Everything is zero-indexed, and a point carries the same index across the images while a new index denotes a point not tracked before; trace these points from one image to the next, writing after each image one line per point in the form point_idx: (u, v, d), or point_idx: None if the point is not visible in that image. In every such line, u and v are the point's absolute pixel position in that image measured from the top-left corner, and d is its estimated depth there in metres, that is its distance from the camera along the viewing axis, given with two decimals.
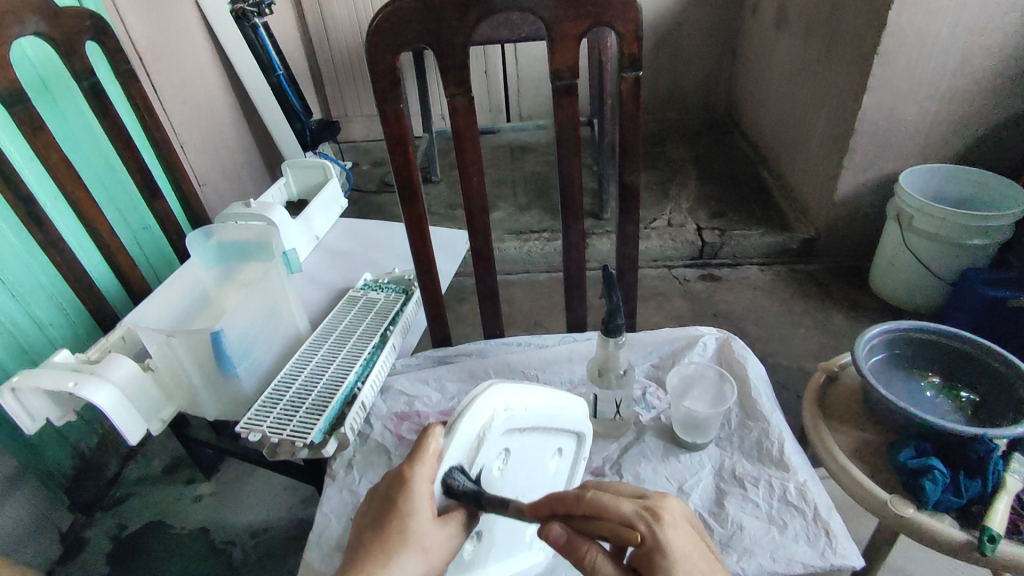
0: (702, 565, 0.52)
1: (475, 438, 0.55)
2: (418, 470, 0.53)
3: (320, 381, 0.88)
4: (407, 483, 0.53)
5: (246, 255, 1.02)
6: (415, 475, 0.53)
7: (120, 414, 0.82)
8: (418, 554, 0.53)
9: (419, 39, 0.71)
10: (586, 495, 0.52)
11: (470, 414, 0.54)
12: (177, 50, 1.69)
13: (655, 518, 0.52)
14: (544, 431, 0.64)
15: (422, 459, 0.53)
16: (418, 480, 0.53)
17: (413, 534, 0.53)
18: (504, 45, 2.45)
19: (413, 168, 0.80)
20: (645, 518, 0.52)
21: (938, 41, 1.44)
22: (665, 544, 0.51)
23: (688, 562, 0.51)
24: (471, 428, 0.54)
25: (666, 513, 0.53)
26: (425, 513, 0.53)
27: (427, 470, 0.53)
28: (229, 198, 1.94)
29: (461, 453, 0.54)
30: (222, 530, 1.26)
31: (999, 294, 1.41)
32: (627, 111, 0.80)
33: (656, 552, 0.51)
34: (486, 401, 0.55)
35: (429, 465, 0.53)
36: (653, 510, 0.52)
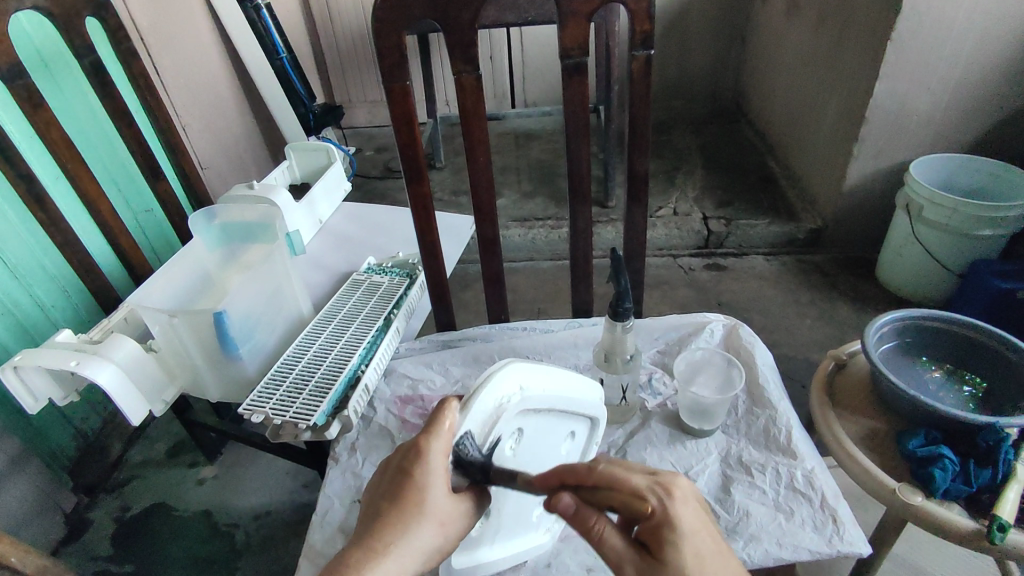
0: (712, 543, 0.50)
1: (490, 415, 0.57)
2: (435, 443, 0.53)
3: (323, 363, 0.88)
4: (423, 456, 0.52)
5: (250, 236, 1.01)
6: (432, 449, 0.53)
7: (122, 393, 0.81)
8: (435, 527, 0.53)
9: (426, 15, 0.69)
10: (598, 466, 0.52)
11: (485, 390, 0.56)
12: (179, 31, 1.67)
13: (667, 494, 0.50)
14: (557, 415, 0.66)
15: (435, 433, 0.53)
16: (433, 454, 0.53)
17: (430, 508, 0.53)
18: (510, 30, 2.42)
19: (418, 148, 0.79)
20: (657, 491, 0.50)
21: (953, 27, 1.41)
22: (675, 520, 0.49)
23: (699, 540, 0.49)
24: (487, 402, 0.57)
25: (677, 488, 0.50)
26: (441, 486, 0.53)
27: (441, 443, 0.53)
28: (232, 182, 1.92)
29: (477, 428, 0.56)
30: (225, 513, 1.26)
31: (1008, 286, 1.40)
32: (638, 91, 0.78)
33: (663, 526, 0.48)
34: (500, 379, 0.58)
35: (445, 439, 0.53)
36: (665, 485, 0.50)
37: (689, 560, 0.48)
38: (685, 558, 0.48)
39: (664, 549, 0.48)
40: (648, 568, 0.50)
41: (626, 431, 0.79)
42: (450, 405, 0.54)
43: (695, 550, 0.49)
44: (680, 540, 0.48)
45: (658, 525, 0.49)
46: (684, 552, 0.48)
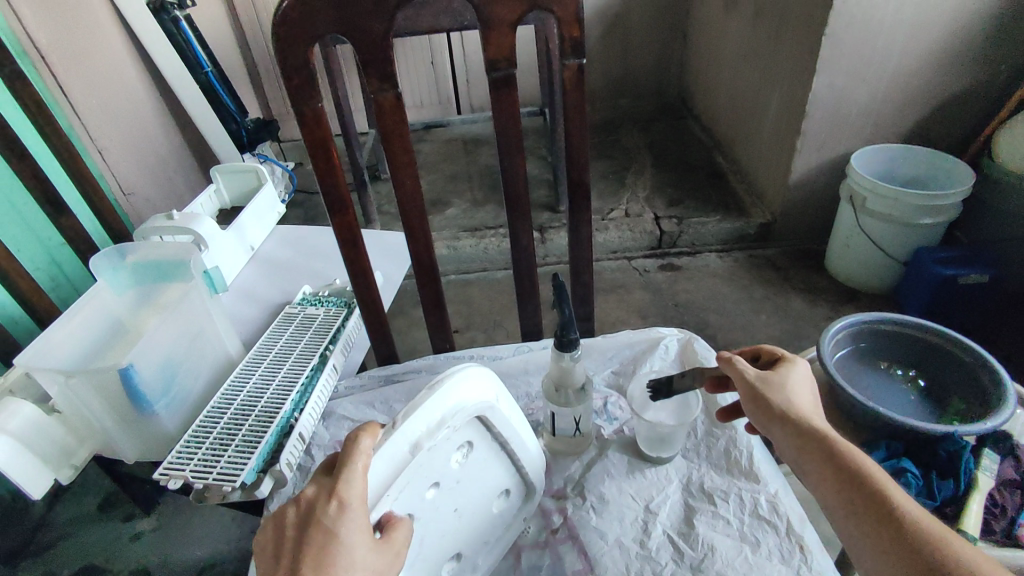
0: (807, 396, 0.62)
1: (450, 407, 0.55)
2: (351, 486, 0.47)
3: (253, 413, 0.79)
4: (343, 506, 0.46)
5: (167, 275, 0.92)
6: (348, 493, 0.47)
7: (14, 467, 0.73)
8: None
9: (333, 29, 0.63)
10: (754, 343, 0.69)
11: (451, 380, 0.56)
12: (89, 47, 1.54)
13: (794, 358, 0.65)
14: (501, 448, 0.63)
15: (357, 475, 0.48)
16: (355, 499, 0.47)
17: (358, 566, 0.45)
18: (450, 35, 2.35)
19: (339, 174, 0.72)
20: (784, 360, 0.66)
21: (884, 20, 1.43)
22: (795, 361, 0.63)
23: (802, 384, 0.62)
24: (449, 395, 0.55)
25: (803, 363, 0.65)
26: (362, 539, 0.46)
27: (359, 487, 0.47)
28: (160, 207, 1.80)
29: (434, 412, 0.54)
30: (164, 569, 1.16)
31: (951, 273, 1.42)
32: (572, 102, 0.74)
33: (783, 359, 0.63)
34: (470, 375, 0.57)
35: (362, 480, 0.48)
36: None
37: (797, 378, 0.61)
38: (794, 376, 0.61)
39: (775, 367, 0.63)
40: (757, 373, 0.61)
41: (583, 463, 0.74)
42: (365, 435, 0.50)
43: (802, 379, 0.61)
44: (792, 366, 0.62)
45: (778, 359, 0.64)
46: (794, 374, 0.61)
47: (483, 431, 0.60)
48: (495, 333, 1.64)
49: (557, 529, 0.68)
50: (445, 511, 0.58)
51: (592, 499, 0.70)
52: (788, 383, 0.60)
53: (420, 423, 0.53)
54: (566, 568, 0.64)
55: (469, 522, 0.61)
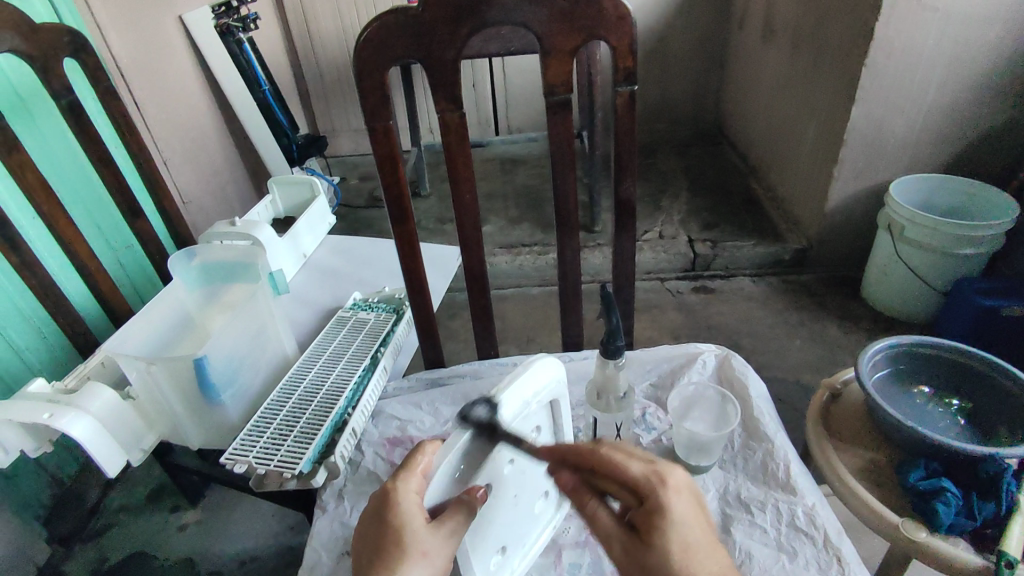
0: (700, 532, 0.50)
1: (545, 384, 0.64)
2: (404, 481, 0.57)
3: (310, 406, 0.84)
4: (394, 497, 0.55)
5: (232, 275, 1.00)
6: (401, 487, 0.56)
7: (98, 445, 0.78)
8: (418, 558, 0.52)
9: (408, 54, 0.69)
10: (601, 448, 0.54)
11: (541, 363, 0.65)
12: (162, 65, 1.66)
13: (660, 482, 0.52)
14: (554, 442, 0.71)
15: (409, 472, 0.57)
16: (405, 492, 0.56)
17: (409, 540, 0.53)
18: (492, 59, 2.45)
19: (403, 186, 0.78)
20: (652, 480, 0.52)
21: (925, 52, 1.45)
22: (667, 507, 0.50)
23: (686, 527, 0.50)
24: (538, 376, 0.64)
25: (672, 479, 0.52)
26: (416, 520, 0.54)
27: (413, 482, 0.57)
28: (216, 215, 1.89)
29: (530, 386, 0.63)
30: (208, 560, 1.17)
31: (993, 304, 1.40)
32: (623, 125, 0.78)
33: (656, 511, 0.50)
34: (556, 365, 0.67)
35: (414, 477, 0.57)
36: (660, 474, 0.52)
37: (679, 546, 0.50)
38: (675, 543, 0.50)
39: (651, 532, 0.50)
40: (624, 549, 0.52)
41: None
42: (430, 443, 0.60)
43: (686, 541, 0.50)
44: (668, 525, 0.50)
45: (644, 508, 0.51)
46: (671, 539, 0.50)
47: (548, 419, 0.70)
48: (530, 348, 1.67)
49: None
50: (508, 495, 0.63)
51: None
52: (672, 562, 0.49)
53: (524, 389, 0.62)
54: (605, 567, 0.67)
55: (520, 508, 0.65)
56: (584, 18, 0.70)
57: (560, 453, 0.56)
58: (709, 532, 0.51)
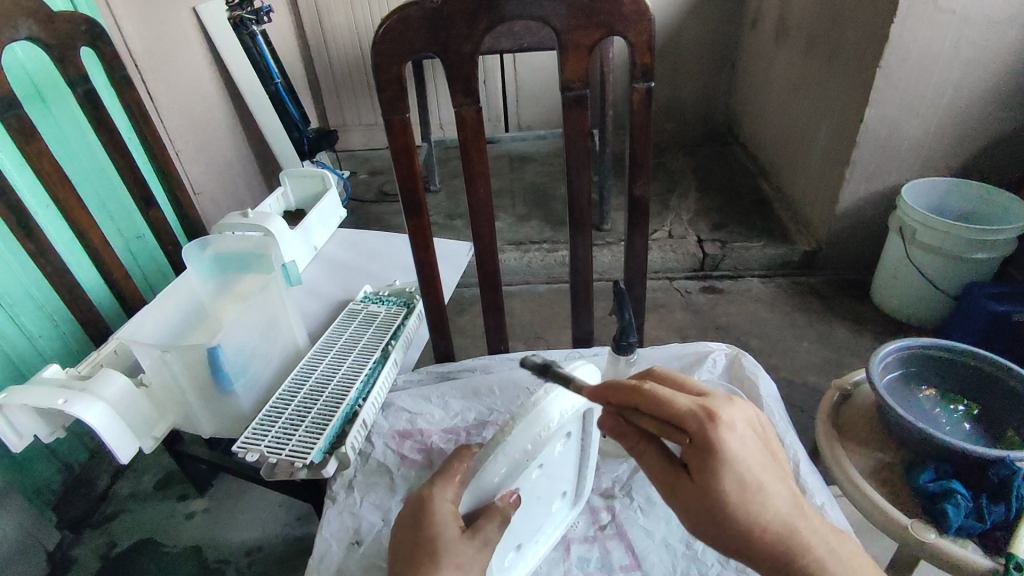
0: (761, 469, 0.47)
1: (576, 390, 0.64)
2: (440, 490, 0.58)
3: (321, 397, 0.85)
4: (430, 506, 0.57)
5: (244, 266, 1.00)
6: (438, 496, 0.57)
7: (112, 432, 0.79)
8: (452, 570, 0.53)
9: (426, 48, 0.69)
10: (643, 387, 0.51)
11: (578, 368, 0.66)
12: (175, 57, 1.67)
13: (711, 418, 0.47)
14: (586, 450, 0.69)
15: (446, 481, 0.59)
16: (440, 502, 0.57)
17: (445, 551, 0.53)
18: (503, 56, 2.45)
19: (417, 179, 0.78)
20: (701, 415, 0.48)
21: (940, 55, 1.44)
22: (723, 446, 0.46)
23: (747, 465, 0.47)
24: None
25: (724, 415, 0.48)
26: (450, 531, 0.55)
27: (449, 491, 0.58)
28: (227, 207, 1.90)
29: (570, 392, 0.63)
30: (215, 548, 1.18)
31: (1003, 308, 1.40)
32: (638, 122, 0.78)
33: (710, 449, 0.46)
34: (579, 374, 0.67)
35: (451, 486, 0.58)
36: (711, 409, 0.48)
37: (739, 486, 0.46)
38: (734, 482, 0.46)
39: (708, 474, 0.47)
40: (672, 487, 0.50)
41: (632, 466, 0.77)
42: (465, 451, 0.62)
43: (747, 480, 0.47)
44: (727, 465, 0.46)
45: (698, 445, 0.47)
46: (731, 478, 0.46)
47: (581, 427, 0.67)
48: (537, 345, 1.67)
49: (605, 525, 0.71)
50: (532, 495, 0.64)
51: (641, 499, 0.73)
52: (732, 503, 0.46)
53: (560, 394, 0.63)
54: (614, 563, 0.67)
55: (540, 509, 0.66)
56: (602, 14, 0.70)
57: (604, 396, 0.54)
58: (769, 465, 0.48)
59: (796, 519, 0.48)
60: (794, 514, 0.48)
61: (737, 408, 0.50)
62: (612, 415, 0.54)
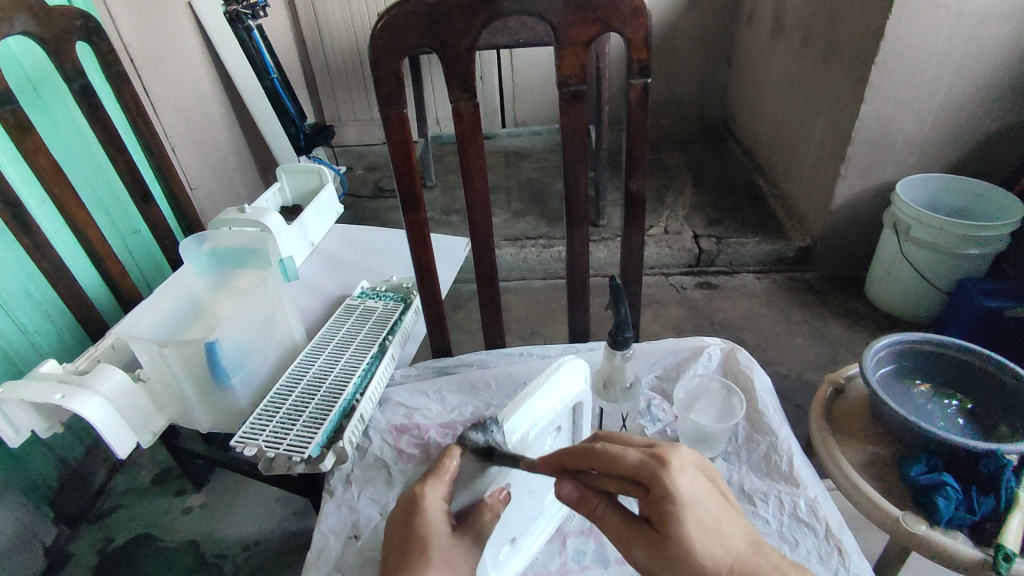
0: (715, 510, 0.50)
1: (564, 390, 0.66)
2: (432, 487, 0.58)
3: (318, 391, 0.85)
4: (420, 503, 0.57)
5: (241, 261, 1.01)
6: (429, 493, 0.57)
7: (110, 427, 0.79)
8: (444, 568, 0.54)
9: (424, 43, 0.69)
10: (596, 447, 0.54)
11: (565, 365, 0.66)
12: (171, 51, 1.66)
13: (661, 465, 0.51)
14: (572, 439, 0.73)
15: (437, 479, 0.58)
16: (432, 499, 0.57)
17: (434, 549, 0.54)
18: (500, 51, 2.44)
19: (415, 174, 0.79)
20: (653, 462, 0.51)
21: (934, 52, 1.45)
22: (675, 492, 0.50)
23: (701, 506, 0.50)
24: (559, 381, 0.65)
25: (674, 459, 0.51)
26: (440, 529, 0.56)
27: (440, 488, 0.58)
28: (223, 203, 1.90)
29: (551, 393, 0.65)
30: (213, 543, 1.18)
31: (996, 305, 1.41)
32: (635, 118, 0.79)
33: (665, 498, 0.49)
34: (569, 372, 0.66)
35: (442, 484, 0.58)
36: (661, 456, 0.51)
37: (696, 530, 0.49)
38: (691, 528, 0.49)
39: (666, 521, 0.49)
40: (643, 548, 0.51)
41: None
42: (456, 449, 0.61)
43: (702, 521, 0.50)
44: (681, 510, 0.49)
45: (655, 495, 0.50)
46: (688, 523, 0.49)
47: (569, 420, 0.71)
48: (533, 340, 1.68)
49: None
50: (524, 491, 0.65)
51: None
52: (693, 548, 0.49)
53: (547, 397, 0.64)
54: (609, 555, 0.68)
55: (534, 502, 0.67)
56: (599, 10, 0.70)
57: (558, 461, 0.56)
58: (721, 504, 0.51)
59: (757, 558, 0.50)
60: (754, 554, 0.51)
61: (685, 451, 0.53)
62: (569, 479, 0.56)
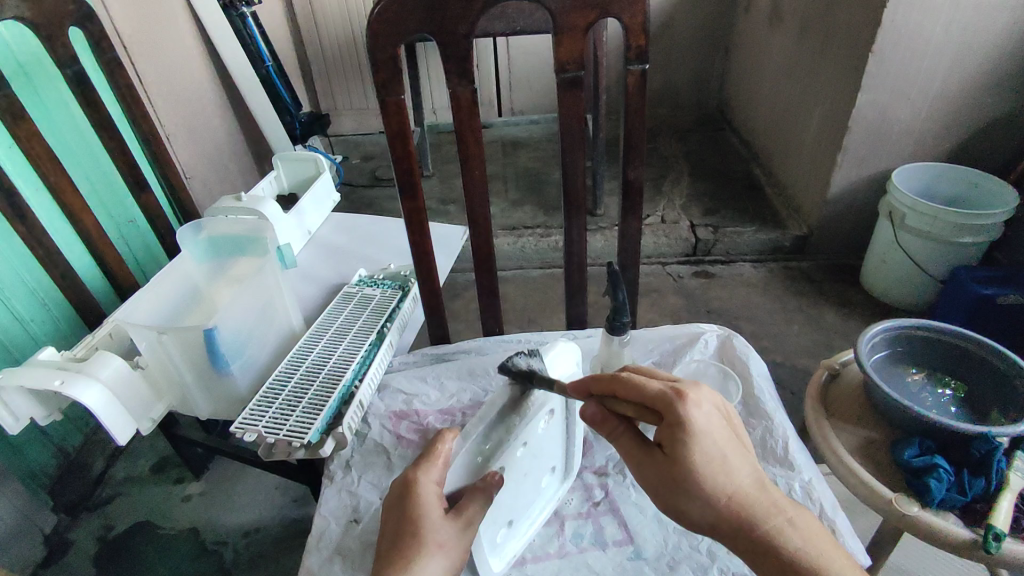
0: (728, 448, 0.51)
1: (552, 371, 0.69)
2: (425, 471, 0.58)
3: (317, 377, 0.85)
4: (415, 487, 0.57)
5: (239, 249, 1.01)
6: (422, 478, 0.58)
7: (109, 414, 0.79)
8: (435, 550, 0.54)
9: (421, 28, 0.69)
10: (622, 375, 0.56)
11: (549, 349, 0.69)
12: (164, 39, 1.64)
13: (679, 397, 0.52)
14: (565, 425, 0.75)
15: (430, 463, 0.59)
16: (427, 483, 0.57)
17: (428, 532, 0.55)
18: (496, 39, 2.42)
19: (413, 161, 0.79)
20: (672, 392, 0.52)
21: (931, 40, 1.45)
22: (689, 421, 0.51)
23: (714, 442, 0.51)
24: (547, 364, 0.68)
25: (693, 394, 0.53)
26: (434, 511, 0.56)
27: (433, 473, 0.58)
28: (218, 191, 1.89)
29: (539, 377, 0.67)
30: (213, 530, 1.19)
31: (989, 292, 1.42)
32: (634, 104, 0.79)
33: (679, 424, 0.51)
34: (553, 355, 0.69)
35: (436, 468, 0.59)
36: (681, 390, 0.53)
37: (704, 458, 0.50)
38: (698, 458, 0.50)
39: (678, 446, 0.51)
40: (656, 470, 0.52)
41: None
42: (450, 432, 0.61)
43: (709, 451, 0.51)
44: (693, 438, 0.50)
45: (675, 419, 0.51)
46: (698, 452, 0.50)
47: (563, 402, 0.72)
48: (530, 329, 1.69)
49: (598, 502, 0.73)
50: (519, 474, 0.66)
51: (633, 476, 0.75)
52: (696, 472, 0.50)
53: (536, 378, 0.67)
54: (607, 538, 0.69)
55: (529, 485, 0.68)
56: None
57: (589, 384, 0.58)
58: (732, 442, 0.52)
59: (759, 494, 0.51)
60: (757, 491, 0.51)
61: (706, 391, 0.55)
62: (595, 404, 0.58)
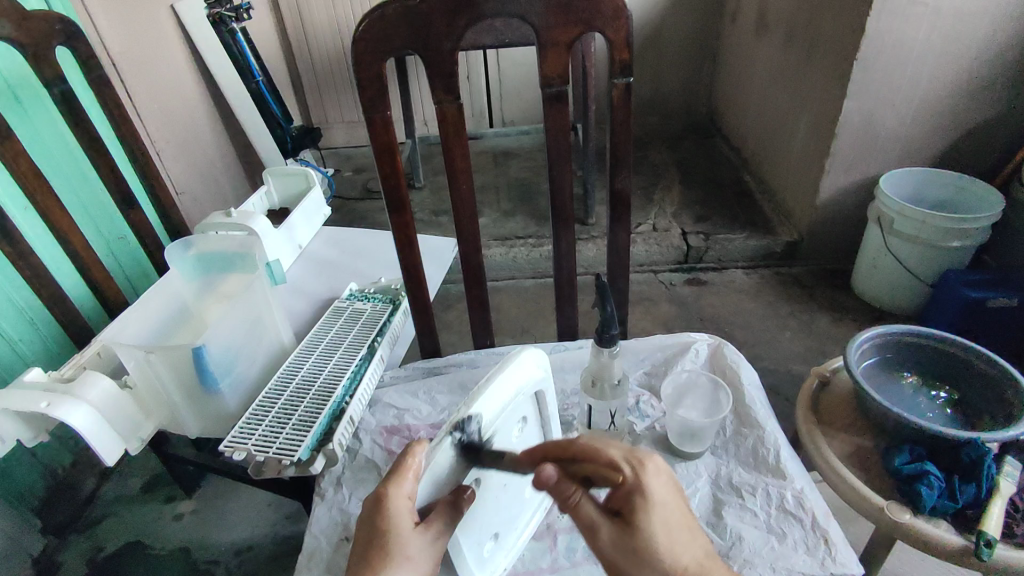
0: (681, 521, 0.54)
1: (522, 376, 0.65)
2: (395, 486, 0.55)
3: (308, 393, 0.85)
4: (385, 501, 0.55)
5: (226, 265, 1.01)
6: (394, 493, 0.55)
7: (95, 433, 0.78)
8: (404, 562, 0.53)
9: (407, 45, 0.70)
10: (578, 440, 0.58)
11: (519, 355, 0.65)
12: (154, 56, 1.65)
13: (640, 466, 0.55)
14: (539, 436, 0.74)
15: (402, 477, 0.56)
16: (399, 497, 0.55)
17: (398, 547, 0.54)
18: (486, 51, 2.44)
19: (400, 177, 0.79)
20: (630, 462, 0.55)
21: (915, 48, 1.47)
22: (647, 489, 0.54)
23: (666, 509, 0.54)
24: (517, 369, 0.65)
25: (650, 462, 0.56)
26: (407, 524, 0.55)
27: (406, 487, 0.56)
28: (209, 206, 1.88)
29: (510, 381, 0.63)
30: (205, 549, 1.17)
31: (978, 296, 1.43)
32: (619, 117, 0.79)
33: (635, 492, 0.54)
34: (521, 362, 0.65)
35: (408, 482, 0.56)
36: (639, 458, 0.56)
37: (659, 527, 0.53)
38: (655, 526, 0.53)
39: (635, 514, 0.53)
40: (611, 532, 0.54)
41: None
42: (418, 447, 0.58)
43: (665, 520, 0.53)
44: (651, 505, 0.53)
45: (630, 488, 0.54)
46: (654, 521, 0.53)
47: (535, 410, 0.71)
48: (524, 340, 1.68)
49: None
50: (496, 485, 0.65)
51: None
52: (654, 543, 0.53)
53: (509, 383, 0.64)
54: None
55: (514, 496, 0.68)
56: (580, 11, 0.71)
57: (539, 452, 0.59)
58: (683, 514, 0.55)
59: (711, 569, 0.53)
60: (707, 563, 0.54)
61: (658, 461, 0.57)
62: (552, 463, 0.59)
